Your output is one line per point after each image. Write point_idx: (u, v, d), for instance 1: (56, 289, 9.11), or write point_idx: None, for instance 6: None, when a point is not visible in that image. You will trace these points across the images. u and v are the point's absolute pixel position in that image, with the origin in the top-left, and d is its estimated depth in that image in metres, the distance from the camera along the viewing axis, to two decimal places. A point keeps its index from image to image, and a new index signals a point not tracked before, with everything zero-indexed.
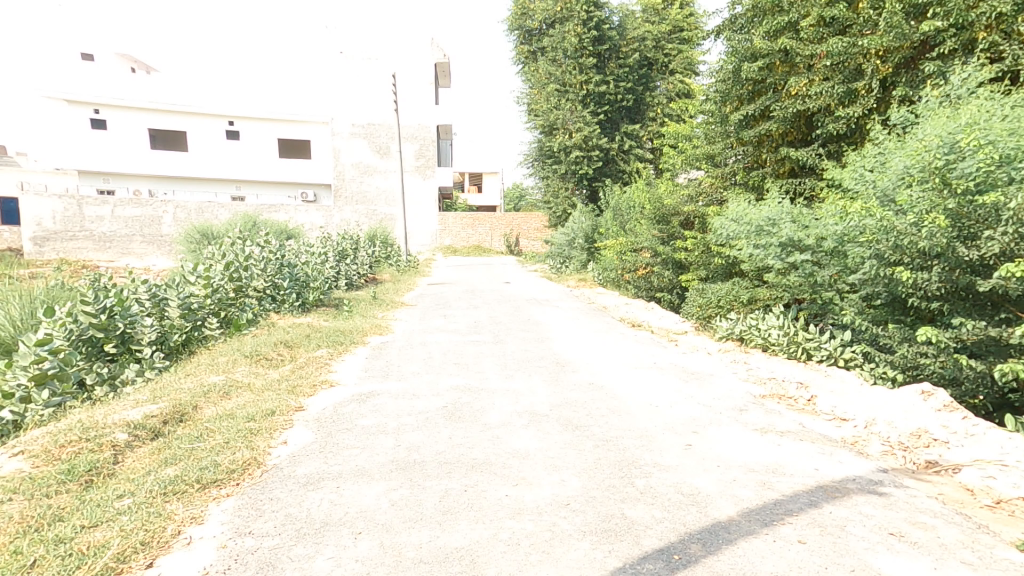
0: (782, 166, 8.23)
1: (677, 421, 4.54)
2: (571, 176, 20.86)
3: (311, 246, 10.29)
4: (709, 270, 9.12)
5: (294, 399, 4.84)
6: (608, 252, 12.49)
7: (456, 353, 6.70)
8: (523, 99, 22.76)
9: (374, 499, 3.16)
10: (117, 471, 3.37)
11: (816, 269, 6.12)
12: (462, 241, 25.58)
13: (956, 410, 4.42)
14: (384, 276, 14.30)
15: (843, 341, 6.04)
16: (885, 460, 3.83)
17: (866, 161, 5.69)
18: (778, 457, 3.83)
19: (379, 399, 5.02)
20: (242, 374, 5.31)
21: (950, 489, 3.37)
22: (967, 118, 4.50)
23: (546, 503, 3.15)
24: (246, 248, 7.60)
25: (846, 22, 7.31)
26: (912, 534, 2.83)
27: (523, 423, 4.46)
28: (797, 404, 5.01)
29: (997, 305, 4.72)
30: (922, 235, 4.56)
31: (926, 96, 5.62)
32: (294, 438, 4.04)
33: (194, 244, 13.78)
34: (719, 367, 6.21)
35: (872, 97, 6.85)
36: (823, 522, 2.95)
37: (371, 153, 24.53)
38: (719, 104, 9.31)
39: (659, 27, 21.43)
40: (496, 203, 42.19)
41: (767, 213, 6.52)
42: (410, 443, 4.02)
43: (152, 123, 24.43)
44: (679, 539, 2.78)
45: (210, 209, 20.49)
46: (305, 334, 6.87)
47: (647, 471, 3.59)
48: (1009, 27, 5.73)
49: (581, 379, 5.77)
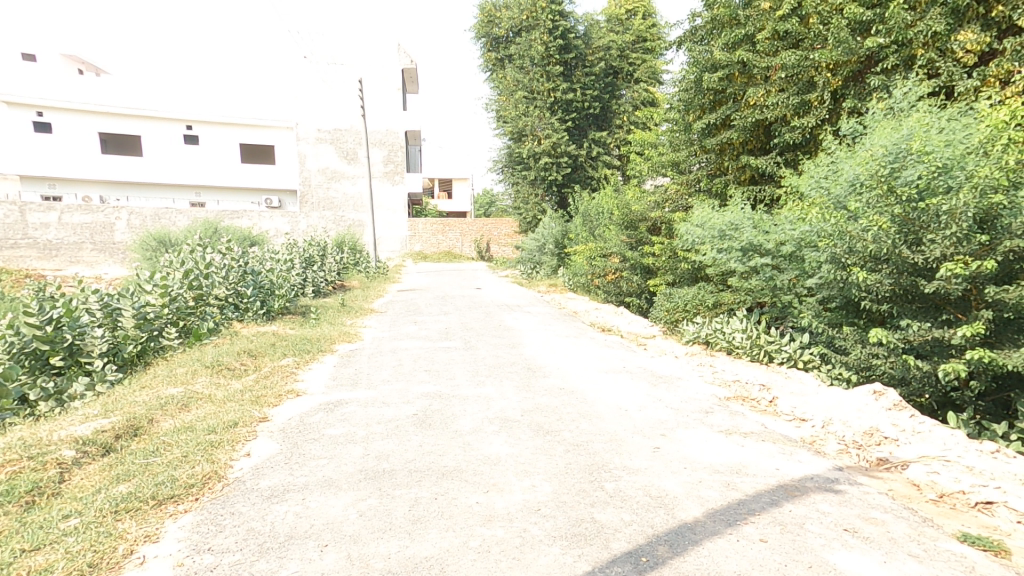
0: (743, 174, 8.47)
1: (645, 425, 4.61)
2: (541, 182, 21.15)
3: (277, 253, 10.00)
4: (677, 274, 9.19)
5: (258, 410, 4.71)
6: (578, 258, 12.64)
7: (427, 360, 6.65)
8: (492, 106, 22.82)
9: (342, 510, 3.11)
10: (62, 490, 3.22)
11: (776, 273, 6.34)
12: (432, 247, 25.34)
13: (905, 409, 4.63)
14: (352, 282, 14.10)
15: (802, 344, 6.25)
16: (841, 458, 3.97)
17: (820, 169, 5.91)
18: (741, 458, 3.93)
19: (347, 408, 4.93)
20: (202, 385, 5.13)
21: (899, 485, 3.51)
22: (909, 130, 4.74)
23: (517, 509, 3.15)
24: (206, 256, 7.40)
25: (799, 37, 7.58)
26: (864, 529, 2.94)
27: (494, 429, 4.46)
28: (759, 405, 5.16)
29: (939, 308, 4.96)
30: (872, 239, 4.80)
31: (873, 108, 5.87)
32: (258, 450, 3.94)
33: (149, 252, 13.33)
34: (687, 370, 6.35)
35: (824, 108, 7.13)
36: (783, 520, 3.04)
37: (340, 159, 24.19)
38: (683, 112, 9.55)
39: (624, 37, 21.77)
40: (466, 210, 42.18)
41: (729, 218, 6.71)
42: (379, 452, 3.97)
43: (104, 127, 23.58)
44: (647, 541, 2.82)
45: (167, 215, 19.82)
46: (270, 342, 6.71)
47: (615, 474, 3.64)
48: (944, 45, 6.10)
49: (552, 384, 5.81)
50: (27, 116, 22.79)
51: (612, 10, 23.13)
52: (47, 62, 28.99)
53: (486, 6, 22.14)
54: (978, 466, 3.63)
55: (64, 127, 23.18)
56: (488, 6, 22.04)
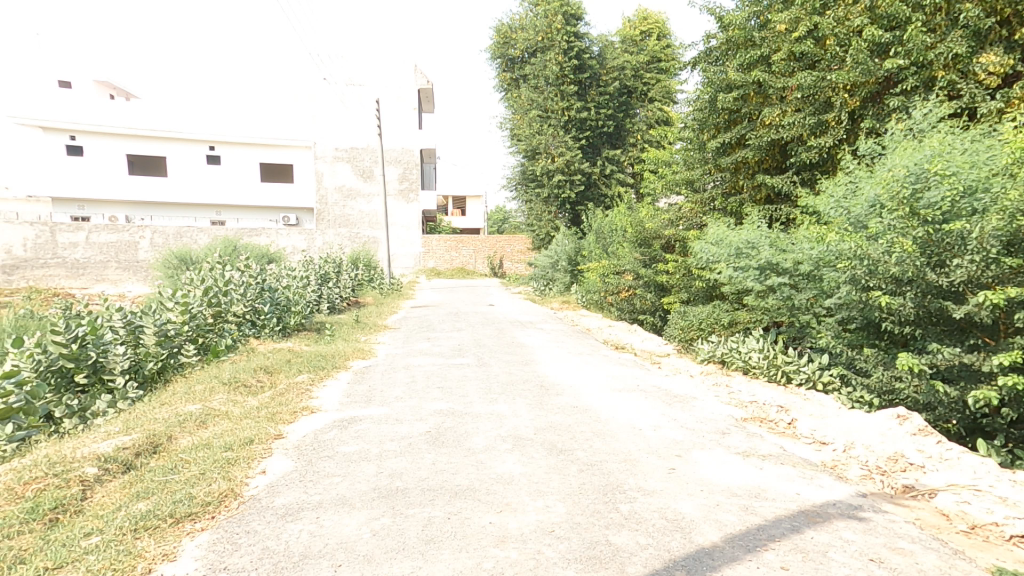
0: (759, 193, 8.44)
1: (660, 445, 4.56)
2: (554, 200, 21.32)
3: (293, 270, 10.14)
4: (691, 292, 9.10)
5: (273, 427, 4.73)
6: (591, 275, 12.59)
7: (440, 377, 6.64)
8: (506, 124, 23.03)
9: (355, 529, 3.10)
10: (84, 508, 3.24)
11: (793, 292, 6.30)
12: (445, 263, 25.53)
13: (930, 435, 4.52)
14: (367, 299, 14.20)
15: (821, 365, 6.15)
16: (864, 484, 3.87)
17: (839, 189, 5.86)
18: (761, 482, 3.86)
19: (360, 425, 4.93)
20: (220, 402, 5.17)
21: (927, 514, 3.42)
22: (930, 151, 4.72)
23: (531, 530, 3.11)
24: (226, 273, 7.51)
25: (815, 58, 7.57)
26: (891, 559, 2.86)
27: (507, 447, 4.44)
28: (778, 427, 5.07)
29: (966, 332, 4.86)
30: (894, 261, 4.75)
31: (892, 128, 5.83)
32: (273, 467, 3.95)
33: (172, 269, 13.59)
34: (702, 390, 6.26)
35: (842, 128, 7.10)
36: (805, 547, 2.97)
37: (355, 176, 24.52)
38: (698, 131, 9.53)
39: (638, 57, 21.98)
40: (480, 226, 42.35)
41: (746, 236, 6.68)
42: (392, 470, 3.96)
43: (128, 147, 24.24)
44: (664, 566, 2.77)
45: (189, 233, 20.17)
46: (286, 359, 6.76)
47: (630, 495, 3.59)
48: (965, 67, 6.11)
49: (565, 402, 5.77)
50: (60, 140, 23.49)
51: (626, 32, 23.34)
52: (79, 88, 30.03)
53: (502, 28, 22.50)
54: (1010, 495, 3.53)
55: (92, 149, 23.86)
56: (503, 28, 22.42)
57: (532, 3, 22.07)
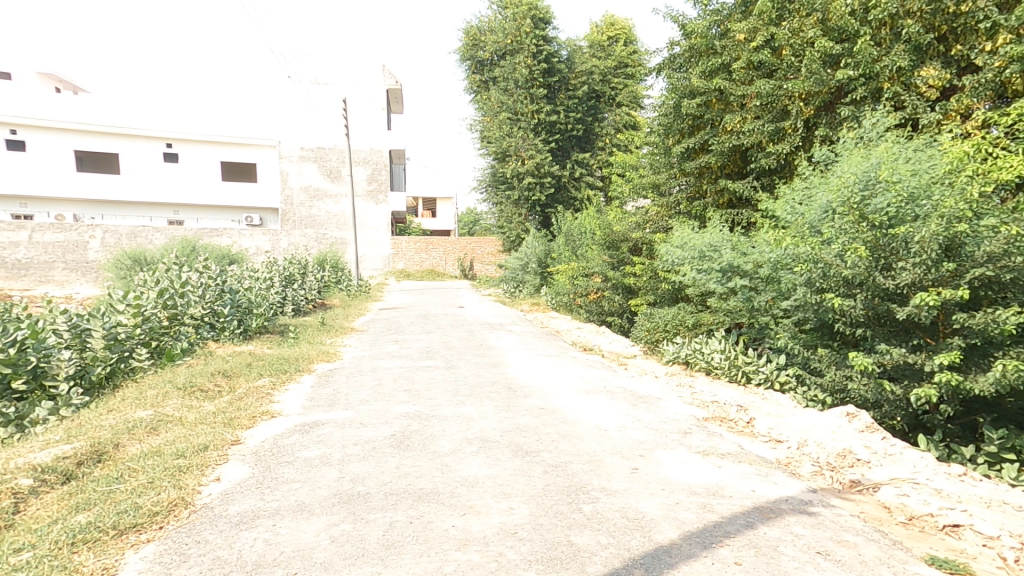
0: (721, 198, 8.64)
1: (624, 446, 4.62)
2: (524, 203, 21.39)
3: (255, 271, 9.92)
4: (658, 294, 9.23)
5: (230, 432, 4.61)
6: (561, 277, 12.67)
7: (407, 380, 6.60)
8: (476, 126, 23.01)
9: (314, 536, 3.05)
10: (17, 522, 3.11)
11: (753, 294, 6.48)
12: (414, 265, 25.46)
13: (876, 431, 4.70)
14: (334, 301, 13.97)
15: (779, 365, 6.35)
16: (815, 480, 4.00)
17: (796, 195, 6.06)
18: (719, 480, 3.95)
19: (323, 430, 4.86)
20: (173, 408, 5.02)
21: (870, 507, 3.56)
22: (878, 159, 4.93)
23: (494, 532, 3.12)
24: (183, 274, 7.28)
25: (773, 67, 7.79)
26: (836, 552, 2.97)
27: (473, 450, 4.44)
28: (737, 426, 5.20)
29: (910, 332, 5.06)
30: (847, 265, 4.91)
31: (844, 137, 6.03)
32: (228, 474, 3.86)
33: (123, 270, 13.12)
34: (667, 391, 6.37)
35: (797, 136, 7.34)
36: (757, 542, 3.05)
37: (322, 177, 24.15)
38: (663, 136, 9.69)
39: (606, 62, 22.29)
40: (450, 228, 42.30)
41: (709, 239, 6.83)
42: (355, 475, 3.92)
43: (78, 143, 23.34)
44: (623, 565, 2.81)
45: (144, 233, 19.61)
46: (246, 362, 6.61)
47: (593, 496, 3.62)
48: (908, 80, 6.43)
49: (532, 404, 5.80)
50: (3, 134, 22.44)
51: (594, 37, 23.63)
52: (22, 80, 28.75)
53: (470, 30, 22.48)
54: (945, 488, 3.71)
55: (38, 145, 22.90)
56: (472, 31, 22.43)
57: (501, 6, 22.15)
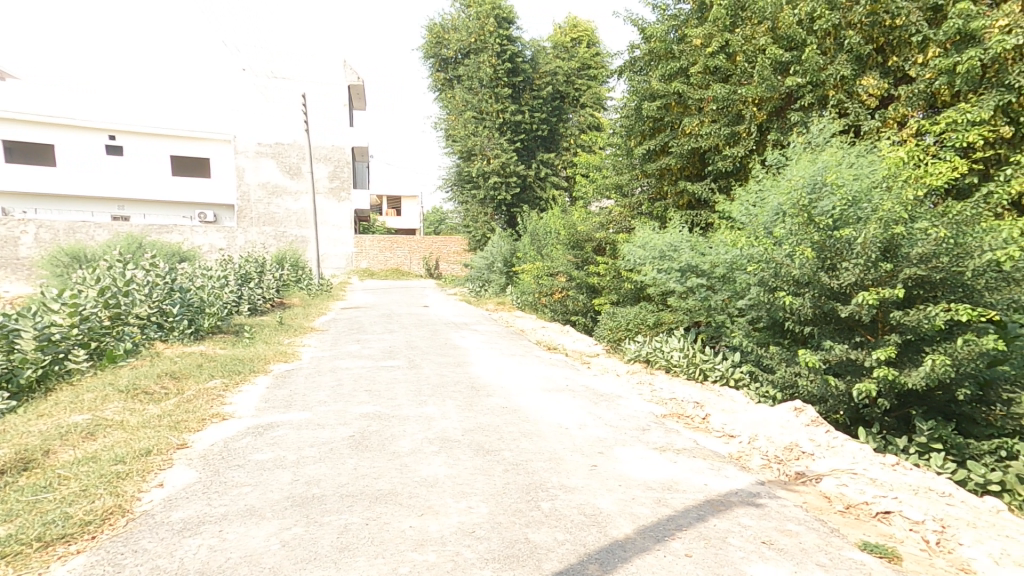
0: (681, 199, 8.82)
1: (584, 443, 4.66)
2: (490, 202, 21.40)
3: (208, 269, 9.59)
4: (621, 294, 9.35)
5: (176, 436, 4.45)
6: (526, 277, 12.71)
7: (368, 380, 6.50)
8: (440, 124, 22.88)
9: (263, 540, 2.97)
10: None
11: (710, 293, 6.64)
12: (378, 264, 25.17)
13: (821, 425, 4.89)
14: (294, 300, 13.62)
15: (734, 362, 6.54)
16: (764, 473, 4.13)
17: (749, 198, 6.25)
18: (674, 475, 4.03)
19: (278, 432, 4.74)
20: (113, 411, 4.80)
21: (813, 498, 3.69)
22: (823, 164, 5.15)
23: (451, 532, 3.10)
24: (127, 272, 6.97)
25: (727, 72, 8.02)
26: (780, 541, 3.07)
27: (434, 450, 4.40)
28: (694, 422, 5.32)
29: (852, 330, 5.29)
30: (795, 265, 5.08)
31: (793, 142, 6.25)
32: (172, 480, 3.72)
33: (61, 268, 12.46)
34: (627, 388, 6.47)
35: (751, 139, 7.59)
36: (707, 534, 3.13)
37: (281, 173, 23.61)
38: (625, 138, 9.85)
39: (569, 64, 22.53)
40: (416, 226, 42.00)
41: (669, 239, 6.97)
42: (310, 477, 3.83)
43: (12, 134, 22.16)
44: (579, 560, 2.83)
45: (84, 228, 18.78)
46: (196, 363, 6.39)
47: (552, 493, 3.64)
48: (851, 88, 6.76)
49: (495, 403, 5.80)
50: None
51: (557, 38, 23.83)
52: None
53: (434, 28, 22.35)
54: (880, 477, 3.89)
55: None
56: (435, 28, 22.33)
57: (464, 4, 22.13)
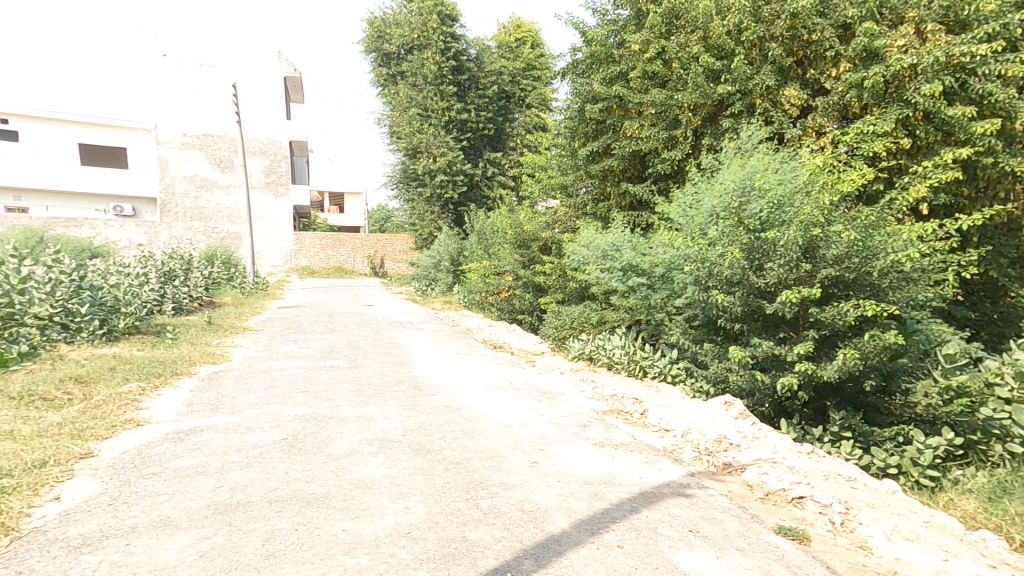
0: (624, 200, 9.02)
1: (526, 440, 4.67)
2: (437, 200, 21.21)
3: (126, 266, 8.95)
4: (566, 293, 9.46)
5: (80, 445, 4.11)
6: (473, 276, 12.64)
7: (305, 381, 6.25)
8: (384, 120, 22.46)
9: (177, 552, 2.77)
10: None
11: (649, 292, 6.81)
12: (320, 262, 24.41)
13: (748, 418, 5.11)
14: (227, 300, 12.95)
15: (671, 359, 6.75)
16: (695, 465, 4.27)
17: (686, 200, 6.47)
18: (611, 469, 4.09)
19: (201, 437, 4.47)
20: (5, 420, 4.38)
21: (737, 486, 3.85)
22: (752, 169, 5.40)
23: (385, 534, 3.00)
24: (26, 267, 6.39)
25: (665, 78, 8.29)
26: (705, 528, 3.17)
27: (372, 451, 4.27)
28: (632, 418, 5.43)
29: (777, 327, 5.56)
30: (726, 264, 5.28)
31: (725, 147, 6.51)
32: (72, 492, 3.42)
33: None
34: (570, 386, 6.55)
35: (688, 144, 7.89)
36: (640, 525, 3.19)
37: (210, 166, 22.44)
38: (570, 139, 9.99)
39: (514, 64, 22.67)
40: (360, 224, 41.09)
41: (611, 239, 7.12)
42: (235, 483, 3.63)
43: None
44: (514, 556, 2.81)
45: None
46: (109, 366, 5.94)
47: (491, 491, 3.61)
48: (775, 98, 7.15)
49: (438, 402, 5.72)
50: None
51: (501, 37, 23.86)
52: None
53: (375, 22, 22.01)
54: (797, 465, 4.10)
55: None
56: (376, 22, 21.94)
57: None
